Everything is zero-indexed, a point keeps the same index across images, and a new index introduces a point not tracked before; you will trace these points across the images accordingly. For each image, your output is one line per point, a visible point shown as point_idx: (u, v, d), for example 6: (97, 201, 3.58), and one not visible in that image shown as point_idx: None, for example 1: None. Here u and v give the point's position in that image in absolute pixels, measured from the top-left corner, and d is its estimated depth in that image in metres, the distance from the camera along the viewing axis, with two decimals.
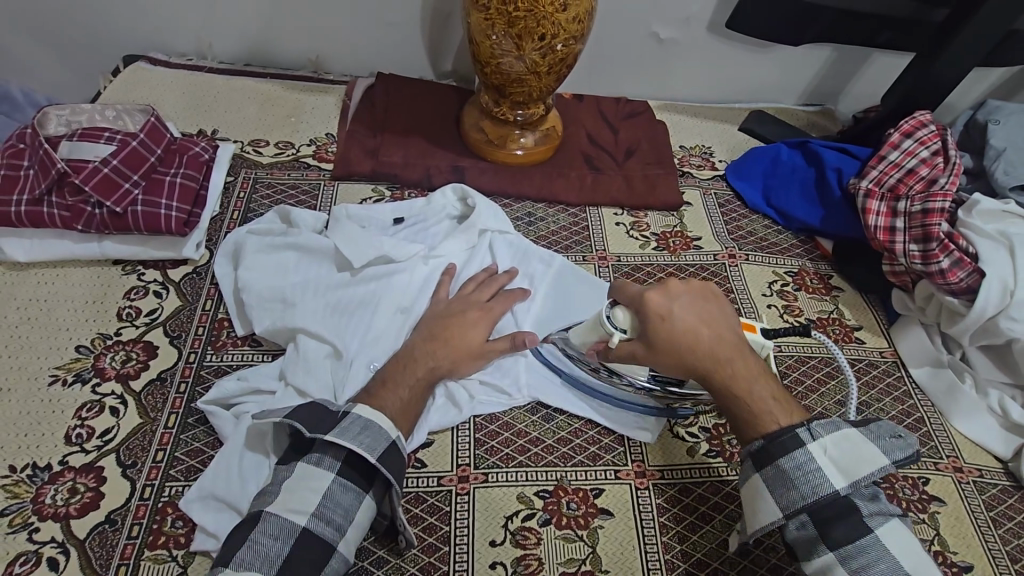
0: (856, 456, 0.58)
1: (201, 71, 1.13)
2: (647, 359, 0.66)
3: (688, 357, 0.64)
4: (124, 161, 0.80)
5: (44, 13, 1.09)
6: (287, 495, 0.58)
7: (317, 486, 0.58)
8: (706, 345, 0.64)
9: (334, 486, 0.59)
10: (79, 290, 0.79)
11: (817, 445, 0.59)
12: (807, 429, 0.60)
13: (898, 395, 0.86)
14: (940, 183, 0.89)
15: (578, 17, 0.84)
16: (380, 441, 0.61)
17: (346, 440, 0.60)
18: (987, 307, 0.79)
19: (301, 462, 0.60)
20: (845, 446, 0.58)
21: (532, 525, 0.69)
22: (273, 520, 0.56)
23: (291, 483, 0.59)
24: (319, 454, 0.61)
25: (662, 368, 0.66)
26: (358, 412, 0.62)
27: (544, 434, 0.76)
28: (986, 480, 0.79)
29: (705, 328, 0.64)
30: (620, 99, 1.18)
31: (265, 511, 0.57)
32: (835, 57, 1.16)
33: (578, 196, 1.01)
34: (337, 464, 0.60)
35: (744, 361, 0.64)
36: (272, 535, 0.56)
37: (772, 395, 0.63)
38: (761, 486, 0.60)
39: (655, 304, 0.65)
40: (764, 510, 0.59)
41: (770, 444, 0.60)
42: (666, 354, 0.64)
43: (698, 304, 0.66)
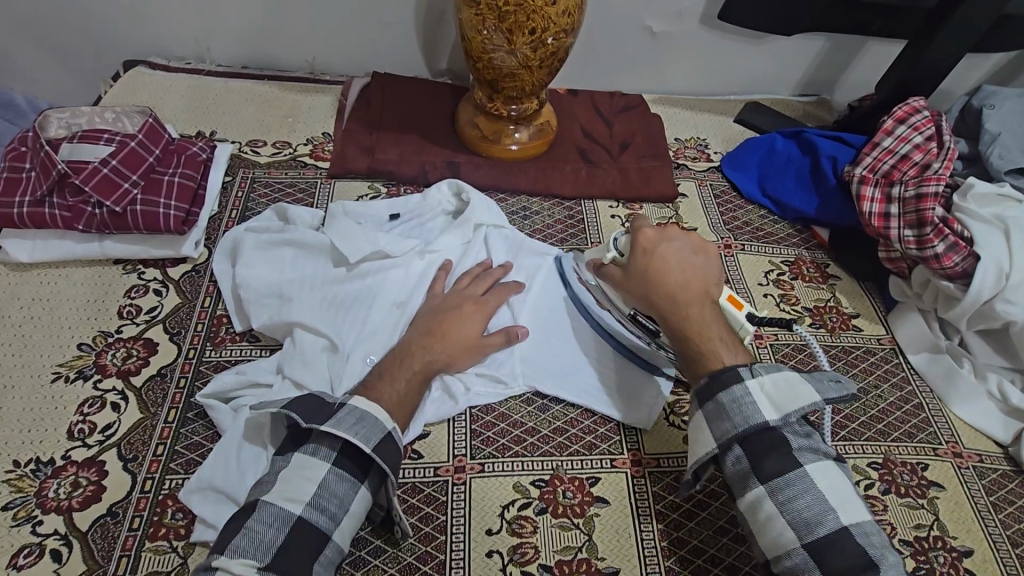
0: (790, 392, 0.61)
1: (200, 74, 1.14)
2: (624, 286, 0.76)
3: (653, 287, 0.72)
4: (124, 161, 0.81)
5: (45, 20, 1.11)
6: (284, 484, 0.59)
7: (313, 475, 0.59)
8: (673, 281, 0.72)
9: (329, 476, 0.60)
10: (81, 289, 0.81)
11: (755, 381, 0.61)
12: (747, 368, 0.63)
13: (896, 381, 0.85)
14: (934, 168, 0.89)
15: (567, 10, 0.84)
16: (375, 431, 0.62)
17: (342, 429, 0.61)
18: (983, 290, 0.79)
19: (297, 453, 0.61)
20: (780, 383, 0.61)
21: (528, 514, 0.69)
22: (269, 508, 0.57)
23: (288, 473, 0.60)
24: (314, 444, 0.61)
25: (633, 299, 0.75)
26: (354, 403, 0.63)
27: (540, 424, 0.76)
28: (985, 465, 0.79)
29: (681, 268, 0.73)
30: (614, 93, 1.18)
31: (261, 500, 0.58)
32: (829, 47, 1.16)
33: (572, 189, 1.02)
34: (332, 455, 0.61)
35: (702, 309, 0.70)
36: (267, 523, 0.56)
37: (722, 338, 0.68)
38: (699, 419, 0.63)
39: (646, 238, 0.76)
40: (700, 442, 0.62)
41: (711, 379, 0.63)
42: (637, 282, 0.74)
43: (685, 251, 0.75)
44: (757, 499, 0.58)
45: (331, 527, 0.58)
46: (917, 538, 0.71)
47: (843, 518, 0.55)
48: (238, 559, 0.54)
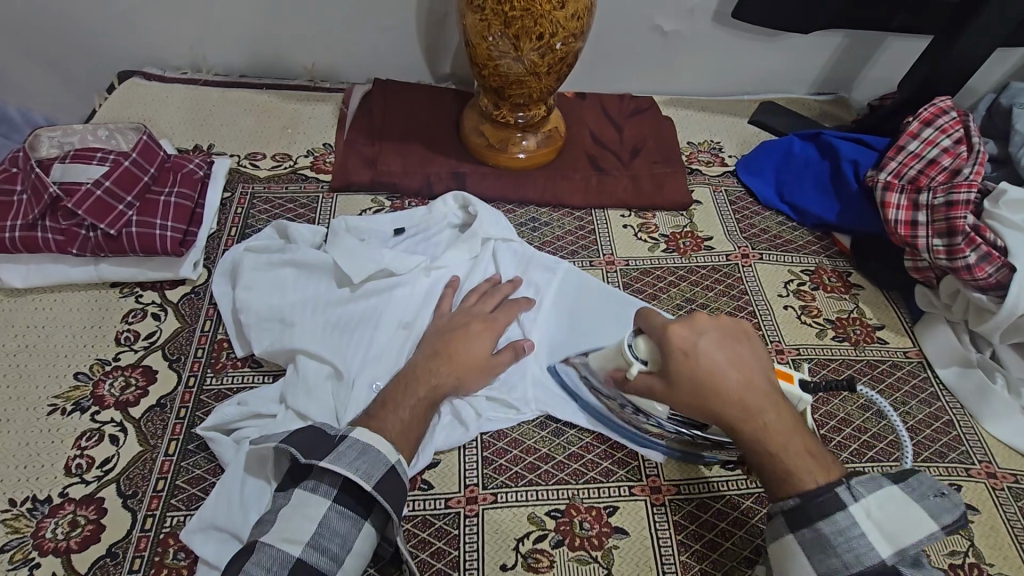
0: (902, 521, 0.54)
1: (197, 84, 1.11)
2: (667, 395, 0.64)
3: (711, 401, 0.61)
4: (117, 181, 0.78)
5: (36, 32, 1.08)
6: (283, 524, 0.56)
7: (313, 514, 0.56)
8: (732, 387, 0.61)
9: (330, 513, 0.57)
10: (77, 315, 0.78)
11: (859, 507, 0.54)
12: (847, 489, 0.55)
13: (925, 397, 0.82)
14: (964, 174, 0.84)
15: (576, 13, 0.80)
16: (377, 467, 0.59)
17: (340, 465, 0.58)
18: (1019, 304, 0.75)
19: (297, 490, 0.58)
20: (890, 509, 0.54)
21: (543, 547, 0.66)
22: (266, 551, 0.54)
23: (287, 512, 0.57)
24: (314, 481, 0.58)
25: (684, 411, 0.63)
26: (356, 436, 0.60)
27: (554, 450, 0.73)
28: (1021, 485, 0.75)
29: (731, 368, 0.62)
30: (624, 96, 1.14)
31: (259, 541, 0.55)
32: (848, 43, 1.11)
33: (582, 199, 0.98)
34: (333, 491, 0.58)
35: (778, 412, 0.60)
36: (265, 567, 0.54)
37: (808, 453, 0.59)
38: (795, 548, 0.56)
39: (678, 337, 0.64)
40: (797, 571, 0.55)
41: (807, 505, 0.55)
42: (687, 395, 0.62)
43: (725, 344, 0.64)
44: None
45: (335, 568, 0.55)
46: (952, 566, 0.68)
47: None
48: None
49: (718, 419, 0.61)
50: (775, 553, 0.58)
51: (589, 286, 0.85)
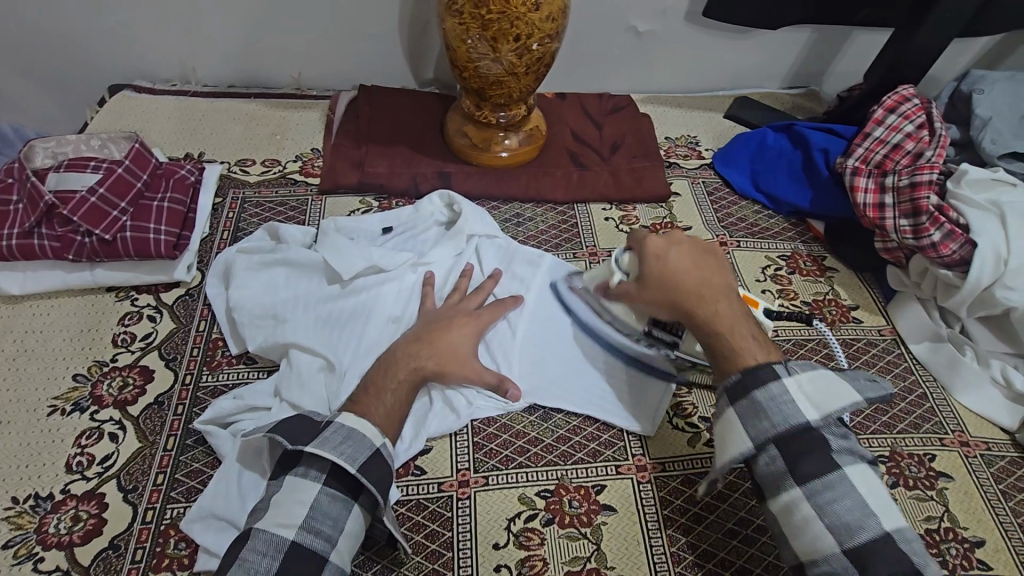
0: (827, 391, 0.61)
1: (186, 95, 1.13)
2: (638, 293, 0.74)
3: (675, 292, 0.71)
4: (112, 189, 0.81)
5: (28, 50, 1.11)
6: (275, 510, 0.58)
7: (304, 497, 0.59)
8: (690, 284, 0.71)
9: (321, 497, 0.59)
10: (74, 319, 0.80)
11: (792, 379, 0.62)
12: (783, 366, 0.63)
13: (899, 372, 0.85)
14: (927, 157, 0.88)
15: (551, 15, 0.84)
16: (361, 449, 0.61)
17: (326, 450, 0.60)
18: (982, 278, 0.78)
19: (288, 476, 0.60)
20: (819, 384, 0.61)
21: (534, 526, 0.68)
22: (261, 536, 0.56)
23: (279, 498, 0.59)
24: (304, 467, 0.61)
25: (652, 306, 0.73)
26: (341, 422, 0.62)
27: (542, 434, 0.76)
28: (993, 453, 0.78)
29: (692, 273, 0.72)
30: (603, 95, 1.18)
31: (254, 527, 0.57)
32: (816, 38, 1.15)
33: (565, 194, 1.01)
34: (322, 475, 0.60)
35: (731, 306, 0.70)
36: (260, 552, 0.55)
37: (754, 338, 0.68)
38: (734, 419, 0.62)
39: (654, 244, 0.75)
40: (735, 439, 0.62)
41: (746, 376, 0.63)
42: (655, 289, 0.73)
43: (696, 252, 0.75)
44: (794, 501, 0.58)
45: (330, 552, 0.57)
46: (928, 531, 0.71)
47: (885, 522, 0.55)
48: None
49: (679, 306, 0.71)
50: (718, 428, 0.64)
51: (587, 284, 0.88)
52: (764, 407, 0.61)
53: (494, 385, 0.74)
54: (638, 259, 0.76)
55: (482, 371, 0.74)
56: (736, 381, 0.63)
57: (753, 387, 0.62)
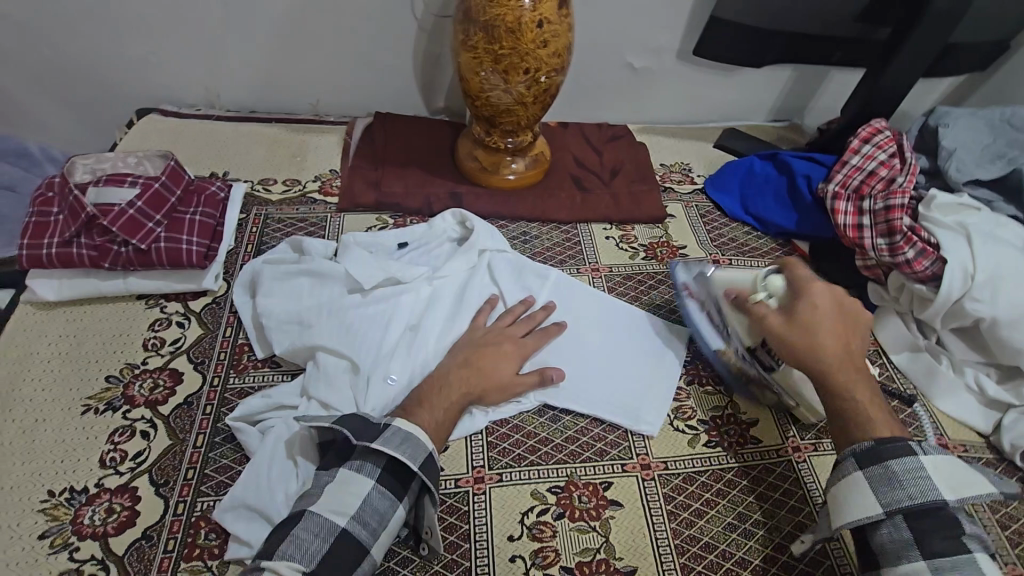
0: (964, 477, 0.61)
1: (210, 119, 1.20)
2: (778, 330, 0.73)
3: (820, 343, 0.70)
4: (148, 203, 0.85)
5: (60, 76, 1.17)
6: (329, 498, 0.62)
7: (357, 490, 0.62)
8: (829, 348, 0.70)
9: (373, 493, 0.63)
10: (106, 324, 0.84)
11: (930, 456, 0.62)
12: (919, 443, 0.63)
13: (882, 380, 0.91)
14: (899, 183, 0.96)
15: (557, 51, 0.91)
16: (421, 450, 0.65)
17: (390, 448, 0.64)
18: (952, 291, 0.85)
19: (342, 469, 0.64)
20: (955, 466, 0.62)
21: (546, 519, 0.72)
22: (315, 519, 0.60)
23: (332, 487, 0.63)
24: (359, 461, 0.65)
25: (784, 343, 0.72)
26: (399, 425, 0.67)
27: (552, 434, 0.80)
28: (971, 454, 0.84)
29: (830, 331, 0.71)
30: (602, 125, 1.26)
31: (307, 510, 0.61)
32: (796, 76, 1.26)
33: (569, 214, 1.08)
34: (376, 471, 0.64)
35: (867, 377, 0.70)
36: (313, 533, 0.59)
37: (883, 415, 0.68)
38: (862, 484, 0.62)
39: (812, 288, 0.74)
40: (862, 503, 0.61)
41: (880, 445, 0.63)
42: (802, 331, 0.71)
43: (847, 313, 0.74)
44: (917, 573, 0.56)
45: (371, 541, 0.61)
46: None
47: None
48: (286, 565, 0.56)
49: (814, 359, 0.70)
50: (841, 488, 0.64)
51: (590, 296, 0.94)
52: (896, 472, 0.61)
53: (507, 387, 0.79)
54: (789, 283, 0.77)
55: (494, 374, 0.79)
56: (868, 449, 0.63)
57: (888, 456, 0.62)
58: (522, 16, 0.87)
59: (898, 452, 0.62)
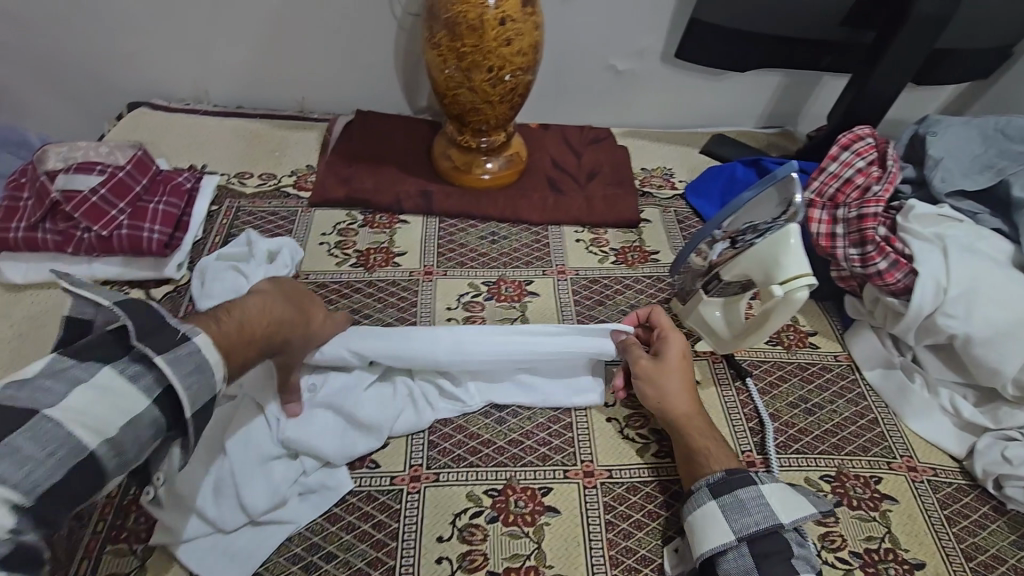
0: (793, 502, 0.65)
1: (196, 113, 1.23)
2: (662, 375, 0.76)
3: (686, 392, 0.75)
4: (112, 190, 0.88)
5: (56, 68, 1.21)
6: (77, 402, 0.49)
7: (119, 404, 0.51)
8: (680, 408, 0.74)
9: (140, 414, 0.52)
10: (68, 308, 0.86)
11: (767, 486, 0.66)
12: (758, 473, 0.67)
13: (852, 397, 0.87)
14: (875, 191, 0.92)
15: (522, 50, 0.91)
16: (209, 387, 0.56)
17: (174, 376, 0.54)
18: (924, 306, 0.80)
19: (100, 376, 0.51)
20: (783, 492, 0.66)
21: (479, 522, 0.71)
22: (49, 427, 0.48)
23: (85, 389, 0.50)
24: (126, 367, 0.53)
25: (667, 389, 0.75)
26: (202, 347, 0.56)
27: (496, 436, 0.79)
28: (940, 478, 0.80)
29: (683, 392, 0.75)
30: (584, 127, 1.25)
31: (41, 413, 0.48)
32: (787, 81, 1.22)
33: (539, 216, 1.07)
34: (152, 390, 0.53)
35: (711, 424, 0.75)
36: (47, 445, 0.47)
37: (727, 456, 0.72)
38: (714, 512, 0.65)
39: (671, 350, 0.78)
40: (715, 532, 0.64)
41: (730, 476, 0.67)
42: (682, 381, 0.76)
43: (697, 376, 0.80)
44: None
45: (116, 472, 0.52)
46: (868, 550, 0.72)
47: None
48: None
49: (670, 416, 0.74)
50: (695, 517, 0.66)
51: (432, 340, 0.78)
52: (743, 501, 0.64)
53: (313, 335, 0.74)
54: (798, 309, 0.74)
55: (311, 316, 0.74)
56: (720, 479, 0.67)
57: (738, 485, 0.66)
58: (483, 13, 0.87)
59: (745, 481, 0.66)
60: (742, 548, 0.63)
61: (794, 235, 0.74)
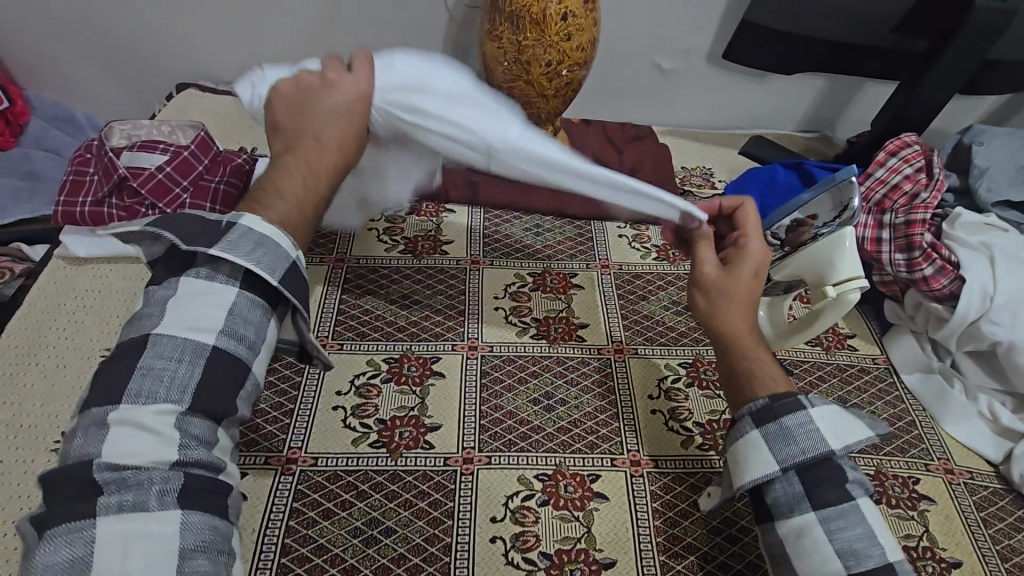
0: (845, 427, 0.60)
1: (243, 96, 1.24)
2: (721, 284, 0.69)
3: (745, 303, 0.68)
4: (176, 169, 0.90)
5: (108, 47, 1.23)
6: (175, 313, 0.52)
7: (215, 300, 0.53)
8: (739, 324, 0.67)
9: (240, 300, 0.54)
10: (129, 282, 0.88)
11: (816, 411, 0.60)
12: (806, 397, 0.61)
13: (890, 399, 0.89)
14: (922, 198, 0.94)
15: (580, 45, 0.92)
16: (279, 261, 0.56)
17: (241, 256, 0.55)
18: (969, 313, 0.83)
19: (185, 278, 0.54)
20: (834, 420, 0.60)
21: (530, 505, 0.73)
22: (164, 340, 0.50)
23: (176, 299, 0.53)
24: (198, 267, 0.55)
25: (728, 299, 0.68)
26: (249, 225, 0.56)
27: (545, 423, 0.81)
28: (976, 481, 0.81)
29: (744, 308, 0.68)
30: (625, 124, 1.26)
31: (153, 333, 0.51)
32: (829, 87, 1.23)
33: (583, 210, 1.09)
34: (235, 282, 0.55)
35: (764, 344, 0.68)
36: (168, 357, 0.50)
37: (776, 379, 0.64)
38: (758, 442, 0.60)
39: (746, 257, 0.70)
40: (759, 462, 0.59)
41: (773, 402, 0.61)
42: (744, 288, 0.68)
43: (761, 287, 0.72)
44: (806, 525, 0.56)
45: (246, 382, 0.54)
46: (907, 547, 0.74)
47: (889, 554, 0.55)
48: (149, 448, 0.46)
49: (724, 327, 0.67)
50: (742, 448, 0.62)
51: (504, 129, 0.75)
52: (789, 429, 0.59)
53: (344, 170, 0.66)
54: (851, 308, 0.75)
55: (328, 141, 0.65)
56: (764, 407, 0.61)
57: (782, 413, 0.60)
58: (546, 8, 0.88)
59: (790, 408, 0.60)
60: (791, 476, 0.59)
61: (848, 237, 0.75)
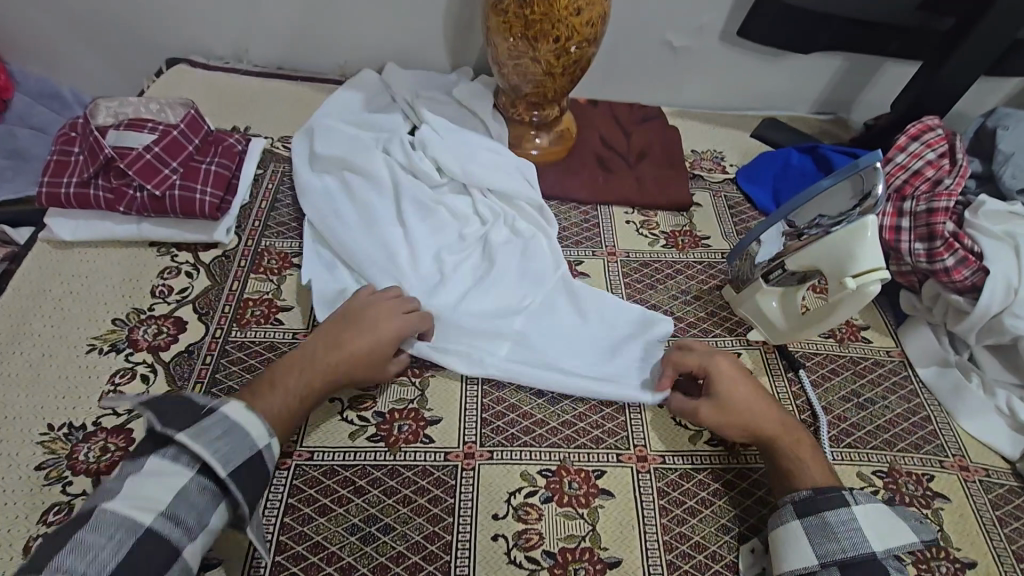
0: (891, 529, 0.63)
1: (236, 73, 1.19)
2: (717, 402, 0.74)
3: (762, 418, 0.72)
4: (165, 149, 0.86)
5: (94, 20, 1.18)
6: (131, 490, 0.56)
7: (169, 482, 0.57)
8: (763, 429, 0.72)
9: (190, 485, 0.58)
10: (118, 268, 0.85)
11: (859, 508, 0.63)
12: (850, 493, 0.65)
13: (905, 394, 0.86)
14: (945, 185, 0.90)
15: (590, 20, 0.87)
16: (244, 446, 0.61)
17: (206, 450, 0.58)
18: (991, 306, 0.80)
19: (154, 458, 0.58)
20: (879, 518, 0.63)
21: (533, 502, 0.71)
22: (107, 517, 0.54)
23: (139, 476, 0.57)
24: (173, 451, 0.59)
25: (738, 415, 0.72)
26: (227, 414, 0.62)
27: (549, 416, 0.78)
28: (992, 479, 0.79)
29: (763, 412, 0.73)
30: (633, 105, 1.21)
31: (99, 507, 0.54)
32: (846, 66, 1.18)
33: (590, 194, 1.04)
34: (193, 466, 0.59)
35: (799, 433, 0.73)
36: (107, 534, 0.53)
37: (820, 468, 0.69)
38: (800, 532, 0.63)
39: (727, 370, 0.75)
40: (801, 552, 0.62)
41: (814, 496, 0.65)
42: (750, 401, 0.73)
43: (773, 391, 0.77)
44: None
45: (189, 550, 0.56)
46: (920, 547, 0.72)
47: None
48: None
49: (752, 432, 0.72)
50: (779, 536, 0.65)
51: None
52: (832, 523, 0.63)
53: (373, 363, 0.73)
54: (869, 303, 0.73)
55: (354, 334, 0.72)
56: (807, 496, 0.65)
57: (825, 507, 0.64)
58: None
59: (833, 503, 0.64)
60: (832, 571, 0.61)
61: (871, 229, 0.72)
